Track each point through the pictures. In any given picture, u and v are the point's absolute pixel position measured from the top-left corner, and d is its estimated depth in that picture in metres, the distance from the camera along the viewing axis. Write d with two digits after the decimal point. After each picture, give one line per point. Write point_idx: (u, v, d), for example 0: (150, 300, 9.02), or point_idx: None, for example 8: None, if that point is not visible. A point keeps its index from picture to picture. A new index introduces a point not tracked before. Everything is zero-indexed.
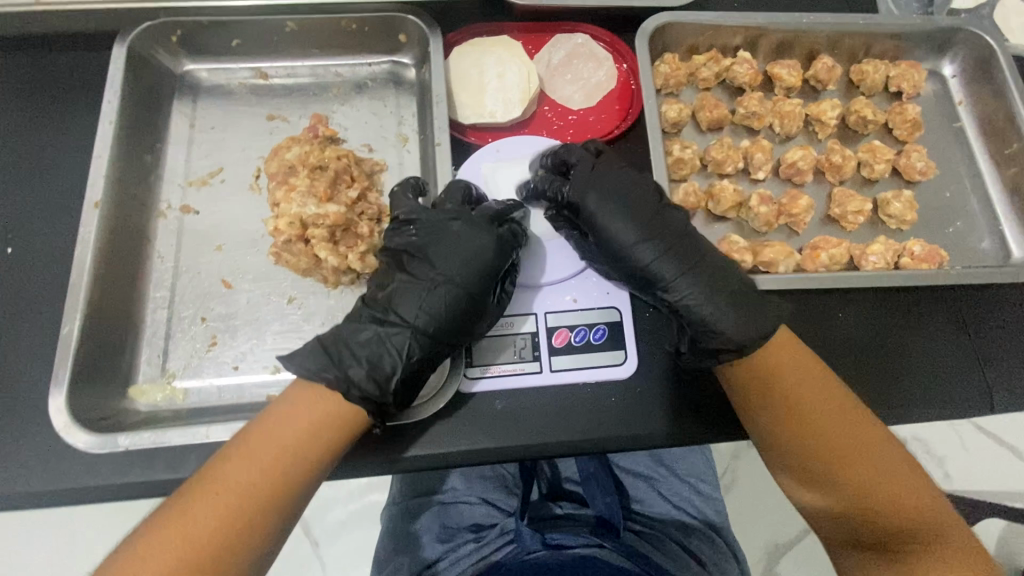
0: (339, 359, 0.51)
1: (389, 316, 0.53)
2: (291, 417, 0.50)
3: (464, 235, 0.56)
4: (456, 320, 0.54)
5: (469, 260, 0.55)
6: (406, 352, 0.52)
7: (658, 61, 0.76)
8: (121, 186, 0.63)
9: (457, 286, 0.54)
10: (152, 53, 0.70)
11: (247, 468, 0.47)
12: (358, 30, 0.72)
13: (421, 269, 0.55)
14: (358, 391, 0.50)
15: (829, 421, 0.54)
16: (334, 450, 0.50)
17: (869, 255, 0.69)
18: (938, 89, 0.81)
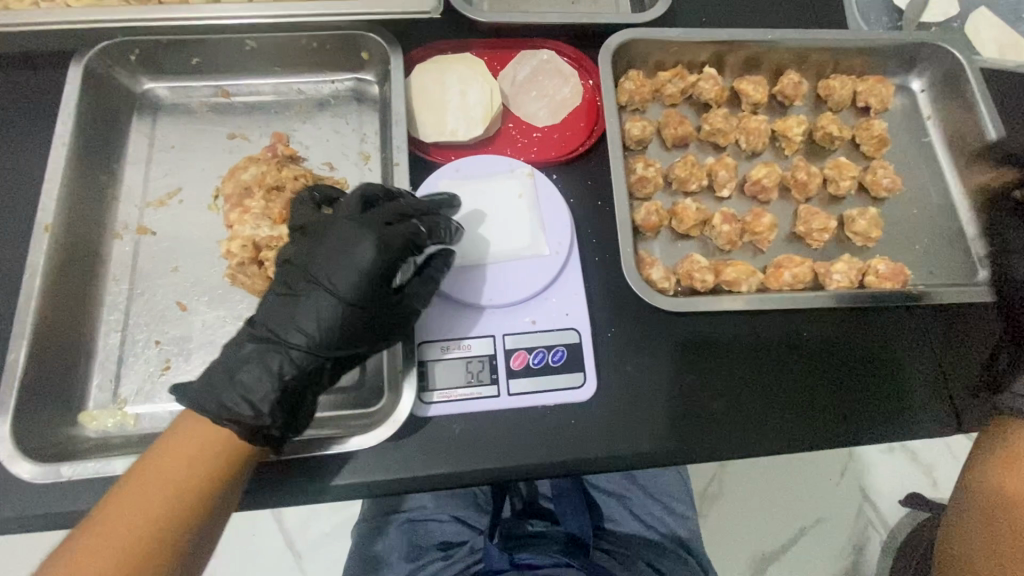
0: (217, 384, 0.50)
1: (266, 335, 0.52)
2: (177, 454, 0.50)
3: (347, 245, 0.53)
4: (337, 334, 0.52)
5: (349, 273, 0.52)
6: (280, 372, 0.50)
7: (623, 77, 0.76)
8: (74, 208, 0.62)
9: (338, 300, 0.52)
10: (110, 73, 0.69)
11: (136, 510, 0.47)
12: (319, 47, 0.71)
13: (304, 285, 0.53)
14: (229, 416, 0.49)
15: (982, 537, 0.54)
16: (229, 476, 0.51)
17: (833, 273, 0.68)
18: (907, 104, 0.81)
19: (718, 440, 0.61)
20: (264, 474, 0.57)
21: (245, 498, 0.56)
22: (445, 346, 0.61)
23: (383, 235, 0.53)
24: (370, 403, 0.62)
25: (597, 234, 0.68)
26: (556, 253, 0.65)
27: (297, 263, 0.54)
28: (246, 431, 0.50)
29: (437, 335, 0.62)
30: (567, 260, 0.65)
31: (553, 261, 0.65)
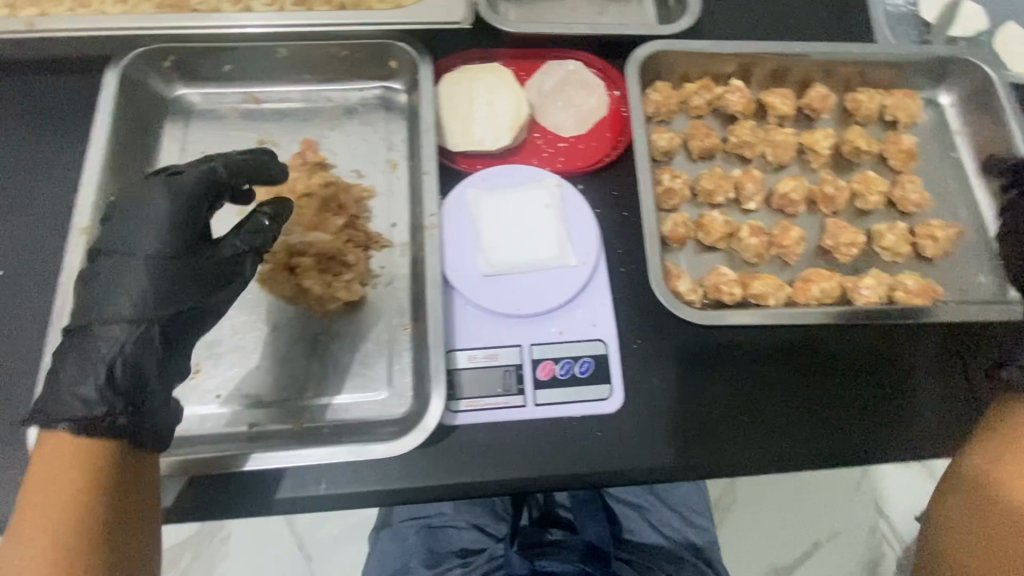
0: (50, 388, 0.50)
1: (91, 323, 0.52)
2: (44, 480, 0.48)
3: (139, 214, 0.55)
4: (157, 304, 0.52)
5: (150, 233, 0.55)
6: (113, 347, 0.50)
7: (650, 88, 0.76)
8: (108, 210, 0.63)
9: (150, 260, 0.53)
10: (145, 78, 0.70)
11: (35, 539, 0.46)
12: (349, 56, 0.72)
13: (120, 264, 0.54)
14: (63, 417, 0.48)
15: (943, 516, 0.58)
16: (103, 474, 0.49)
17: (862, 288, 0.67)
18: (936, 118, 0.80)
19: (744, 454, 0.61)
20: (291, 478, 0.57)
21: (271, 503, 0.57)
22: (472, 354, 0.62)
23: (171, 184, 0.55)
24: (396, 409, 0.62)
25: (623, 245, 0.68)
26: (583, 264, 0.65)
27: (110, 249, 0.54)
28: (80, 423, 0.48)
29: (464, 344, 0.62)
30: (594, 271, 0.66)
31: (580, 273, 0.65)
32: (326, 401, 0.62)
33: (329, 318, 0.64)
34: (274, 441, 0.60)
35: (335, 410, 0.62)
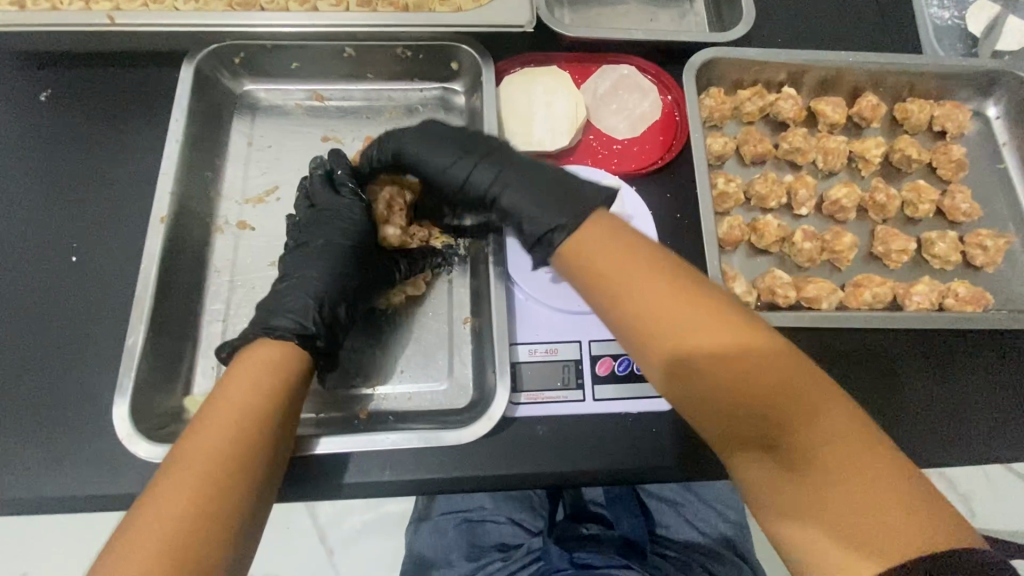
0: (263, 317, 0.56)
1: (295, 275, 0.59)
2: (235, 379, 0.49)
3: (335, 211, 0.64)
4: (352, 269, 0.61)
5: (332, 221, 0.63)
6: (319, 290, 0.58)
7: (704, 94, 0.77)
8: (183, 200, 0.66)
9: (340, 240, 0.62)
10: (217, 74, 0.73)
11: (212, 430, 0.45)
12: (412, 57, 0.74)
13: (309, 240, 0.62)
14: (275, 329, 0.54)
15: (737, 359, 0.45)
16: (288, 391, 0.51)
17: (913, 294, 0.69)
18: (982, 130, 0.81)
19: None
20: (358, 464, 0.59)
21: (338, 487, 0.58)
22: (533, 349, 0.63)
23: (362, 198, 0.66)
24: (458, 401, 0.64)
25: (678, 247, 0.70)
26: None
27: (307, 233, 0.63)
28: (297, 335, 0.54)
29: (526, 338, 0.64)
30: None
31: None
32: (390, 391, 0.64)
33: (394, 310, 0.67)
34: (341, 427, 0.62)
35: (398, 399, 0.64)
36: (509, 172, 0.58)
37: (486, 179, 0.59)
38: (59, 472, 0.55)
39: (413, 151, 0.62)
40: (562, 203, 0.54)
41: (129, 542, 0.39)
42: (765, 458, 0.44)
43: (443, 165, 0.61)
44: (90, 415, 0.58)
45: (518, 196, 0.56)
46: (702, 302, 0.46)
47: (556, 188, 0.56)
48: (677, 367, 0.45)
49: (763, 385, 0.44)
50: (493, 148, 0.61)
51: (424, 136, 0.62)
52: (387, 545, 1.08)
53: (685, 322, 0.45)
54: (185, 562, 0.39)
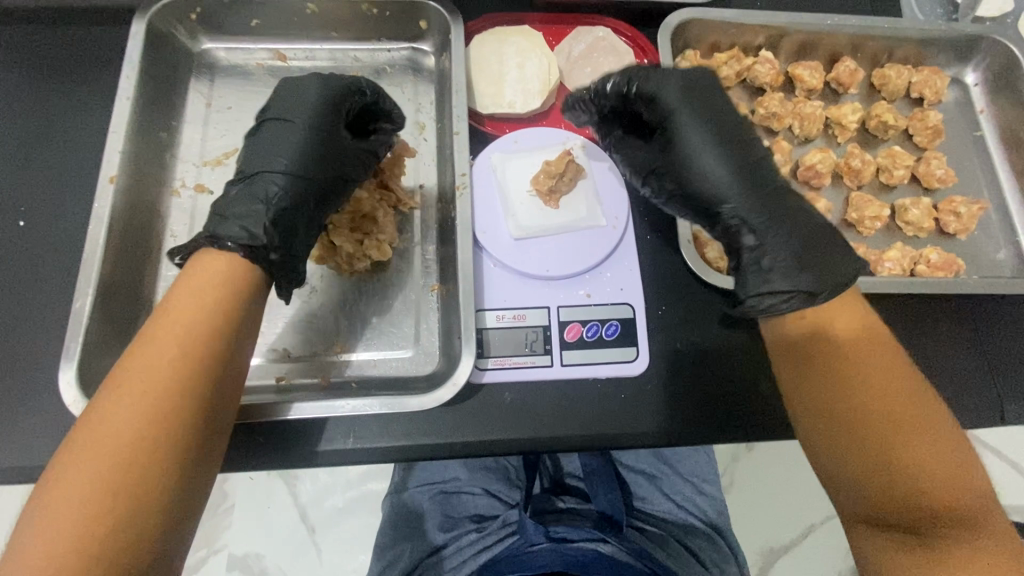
0: (210, 226, 0.50)
1: (252, 174, 0.54)
2: (185, 294, 0.46)
3: (298, 92, 0.59)
4: (314, 158, 0.56)
5: (301, 109, 0.58)
6: (272, 195, 0.53)
7: (680, 57, 0.75)
8: (136, 161, 0.63)
9: (301, 133, 0.57)
10: (171, 31, 0.69)
11: (150, 355, 0.43)
12: (378, 14, 0.71)
13: (274, 129, 0.57)
14: (227, 237, 0.49)
15: (868, 383, 0.49)
16: (243, 308, 0.48)
17: (885, 261, 0.69)
18: (959, 97, 0.80)
19: (766, 419, 0.61)
20: (319, 431, 0.57)
21: (301, 457, 0.57)
22: (500, 315, 0.62)
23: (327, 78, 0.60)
24: (423, 367, 0.63)
25: (650, 212, 0.68)
26: (613, 229, 0.65)
27: (269, 116, 0.58)
28: (247, 248, 0.49)
29: (493, 304, 0.63)
30: (623, 238, 0.66)
31: (612, 236, 0.65)
32: (353, 358, 0.62)
33: (359, 277, 0.65)
34: (301, 394, 0.60)
35: (364, 366, 0.62)
36: (764, 193, 0.55)
37: (733, 191, 0.55)
38: (5, 442, 0.54)
39: (676, 116, 0.57)
40: (811, 268, 0.52)
41: (64, 472, 0.39)
42: (889, 530, 0.47)
43: (707, 170, 0.55)
44: (37, 384, 0.55)
45: (775, 243, 0.53)
46: (857, 325, 0.52)
47: (817, 244, 0.53)
48: (861, 433, 0.48)
49: (937, 466, 0.46)
50: (751, 164, 0.56)
51: (696, 101, 0.57)
52: (366, 524, 1.06)
53: (899, 400, 0.48)
54: (131, 491, 0.39)
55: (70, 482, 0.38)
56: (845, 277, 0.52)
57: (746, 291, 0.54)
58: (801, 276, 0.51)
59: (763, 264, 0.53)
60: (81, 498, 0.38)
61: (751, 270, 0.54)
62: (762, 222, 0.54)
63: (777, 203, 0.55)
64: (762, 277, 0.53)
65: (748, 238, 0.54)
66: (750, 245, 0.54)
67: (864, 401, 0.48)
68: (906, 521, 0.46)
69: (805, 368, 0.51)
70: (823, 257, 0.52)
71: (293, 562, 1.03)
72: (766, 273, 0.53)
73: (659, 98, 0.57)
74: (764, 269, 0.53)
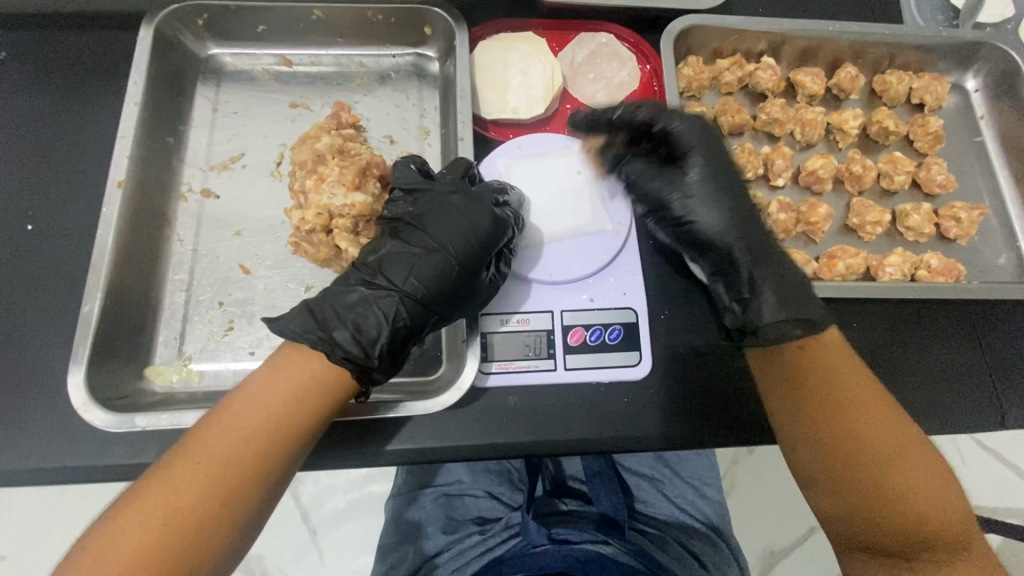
0: (327, 322, 0.51)
1: (378, 281, 0.54)
2: (270, 385, 0.49)
3: (459, 208, 0.57)
4: (451, 289, 0.55)
5: (453, 230, 0.56)
6: (392, 315, 0.52)
7: (682, 63, 0.76)
8: (143, 167, 0.64)
9: (449, 261, 0.54)
10: (178, 36, 0.70)
11: (221, 442, 0.46)
12: (383, 21, 0.71)
13: (413, 238, 0.56)
14: (342, 351, 0.50)
15: (857, 426, 0.52)
16: (324, 418, 0.50)
17: (886, 266, 0.70)
18: (959, 103, 0.80)
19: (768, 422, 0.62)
20: (324, 433, 0.58)
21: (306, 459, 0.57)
22: (504, 319, 0.63)
23: (498, 213, 0.58)
24: (427, 370, 0.63)
25: None
26: (616, 233, 0.66)
27: (410, 217, 0.57)
28: (359, 371, 0.51)
29: (497, 308, 0.63)
30: (626, 242, 0.66)
31: (616, 241, 0.66)
32: None
33: None
34: None
35: None
36: (754, 233, 0.57)
37: (721, 225, 0.57)
38: (12, 444, 0.54)
39: (693, 157, 0.59)
40: (798, 309, 0.54)
41: (114, 532, 0.42)
42: (882, 556, 0.51)
43: (703, 214, 0.58)
44: (47, 386, 0.56)
45: (768, 282, 0.55)
46: (844, 367, 0.54)
47: (801, 289, 0.55)
48: (855, 473, 0.51)
49: (917, 491, 0.50)
50: (741, 206, 0.58)
51: (710, 152, 0.60)
52: (369, 526, 1.06)
53: (885, 439, 0.52)
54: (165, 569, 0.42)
55: (117, 543, 0.42)
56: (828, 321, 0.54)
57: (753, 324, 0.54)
58: (779, 298, 0.54)
59: (756, 294, 0.54)
60: (121, 561, 0.41)
61: (742, 296, 0.55)
62: (749, 258, 0.56)
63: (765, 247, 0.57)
64: (763, 310, 0.54)
65: (743, 275, 0.55)
66: (738, 280, 0.55)
67: (861, 443, 0.51)
68: (896, 548, 0.50)
69: (795, 411, 0.54)
70: (807, 300, 0.55)
71: (295, 563, 1.03)
72: (762, 310, 0.54)
73: (678, 140, 0.60)
74: (755, 299, 0.54)
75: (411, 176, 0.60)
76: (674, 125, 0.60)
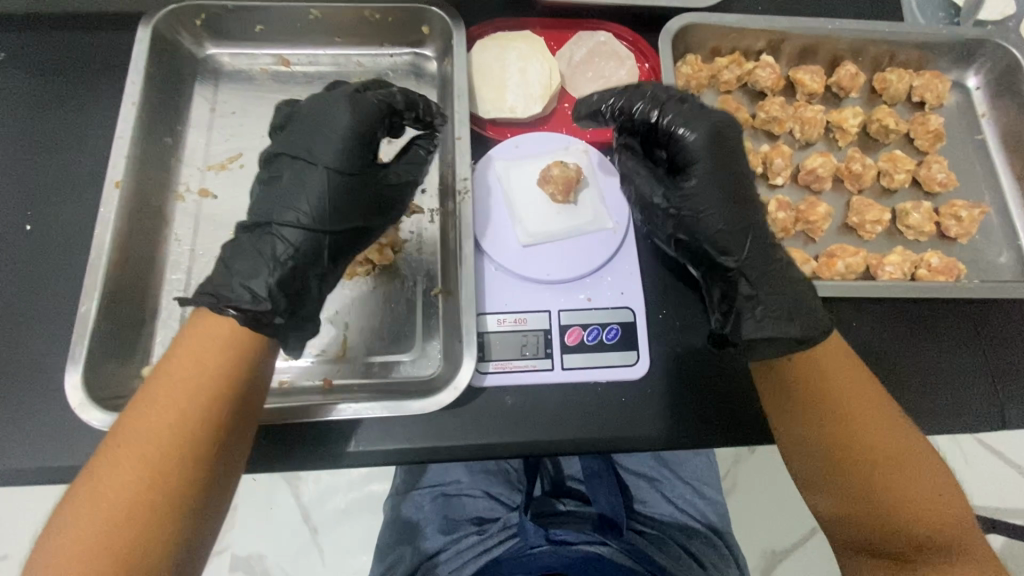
0: (216, 280, 0.50)
1: (263, 223, 0.52)
2: (188, 341, 0.48)
3: (319, 119, 0.55)
4: (337, 203, 0.54)
5: (329, 141, 0.54)
6: (278, 250, 0.51)
7: (680, 61, 0.75)
8: (141, 167, 0.64)
9: (329, 169, 0.53)
10: (176, 37, 0.70)
11: (158, 403, 0.45)
12: (381, 20, 0.71)
13: (290, 165, 0.54)
14: (234, 304, 0.48)
15: (853, 424, 0.52)
16: (244, 370, 0.48)
17: (885, 265, 0.69)
18: (960, 101, 0.80)
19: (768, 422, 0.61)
20: (321, 434, 0.58)
21: (304, 459, 0.57)
22: (501, 318, 0.63)
23: (359, 100, 0.56)
24: (425, 370, 0.63)
25: None
26: (614, 232, 0.66)
27: (284, 150, 0.55)
28: (250, 316, 0.48)
29: (494, 308, 0.63)
30: (624, 241, 0.66)
31: (613, 240, 0.66)
32: (356, 360, 0.63)
33: (361, 280, 0.65)
34: (304, 397, 0.61)
35: (366, 369, 0.63)
36: (759, 242, 0.56)
37: (728, 237, 0.55)
38: (10, 444, 0.54)
39: (701, 164, 0.57)
40: (799, 318, 0.53)
41: (76, 516, 0.42)
42: (877, 557, 0.51)
43: (710, 223, 0.56)
44: (45, 386, 0.56)
45: (770, 294, 0.54)
46: (844, 368, 0.54)
47: (795, 291, 0.54)
48: (850, 471, 0.51)
49: (916, 493, 0.50)
50: (748, 215, 0.56)
51: (718, 158, 0.57)
52: (369, 525, 1.06)
53: (880, 438, 0.51)
54: (135, 535, 0.41)
55: (80, 525, 0.41)
56: (824, 325, 0.53)
57: (741, 332, 0.53)
58: (790, 320, 0.53)
59: (755, 311, 0.53)
60: (88, 538, 0.41)
61: (744, 313, 0.54)
62: (757, 271, 0.54)
63: (770, 256, 0.56)
64: (756, 323, 0.53)
65: (743, 288, 0.55)
66: (742, 291, 0.55)
67: (857, 441, 0.51)
68: (891, 546, 0.50)
69: (792, 410, 0.54)
70: (806, 306, 0.53)
71: (295, 563, 1.04)
72: (758, 321, 0.53)
73: (688, 145, 0.57)
74: (758, 316, 0.53)
75: (283, 114, 0.59)
76: (685, 123, 0.57)
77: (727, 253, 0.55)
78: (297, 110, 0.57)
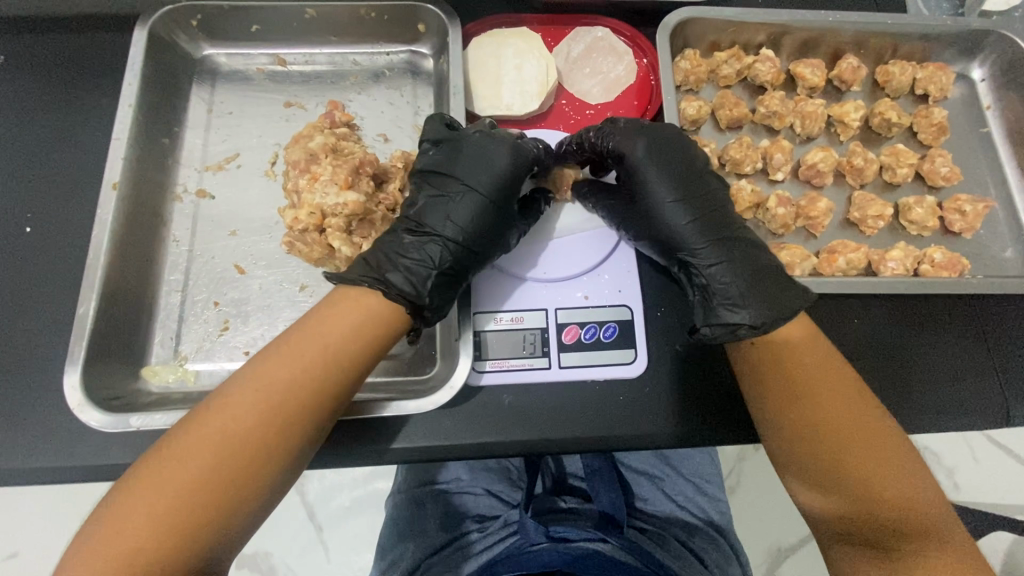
0: (379, 268, 0.53)
1: (423, 227, 0.56)
2: (327, 317, 0.50)
3: (483, 150, 0.58)
4: (487, 226, 0.57)
5: (488, 173, 0.57)
6: (438, 257, 0.54)
7: (679, 56, 0.74)
8: (138, 168, 0.64)
9: (484, 198, 0.57)
10: (172, 38, 0.70)
11: (282, 372, 0.47)
12: (376, 18, 0.71)
13: (450, 186, 0.58)
14: (399, 292, 0.52)
15: (836, 415, 0.51)
16: (375, 349, 0.51)
17: (887, 261, 0.68)
18: (965, 94, 0.79)
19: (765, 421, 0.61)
20: None
21: None
22: (498, 317, 0.62)
23: (519, 143, 0.59)
24: (423, 370, 0.63)
25: None
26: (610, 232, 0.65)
27: (444, 168, 0.58)
28: (414, 307, 0.53)
29: (491, 307, 0.63)
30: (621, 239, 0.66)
31: (609, 239, 0.65)
32: None
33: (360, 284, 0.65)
34: None
35: None
36: (716, 236, 0.57)
37: (685, 233, 0.57)
38: (11, 443, 0.55)
39: (642, 171, 0.59)
40: (763, 298, 0.54)
41: (178, 453, 0.44)
42: (861, 548, 0.50)
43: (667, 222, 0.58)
44: (44, 386, 0.57)
45: (731, 282, 0.55)
46: (824, 360, 0.54)
47: (767, 280, 0.55)
48: (836, 464, 0.50)
49: (900, 482, 0.49)
50: (709, 209, 0.58)
51: (661, 165, 0.58)
52: (373, 523, 1.07)
53: (862, 429, 0.51)
54: (219, 489, 0.43)
55: (180, 462, 0.43)
56: (792, 304, 0.53)
57: (702, 321, 0.55)
58: (752, 300, 0.54)
59: (714, 301, 0.55)
60: (184, 479, 0.43)
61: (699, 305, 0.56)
62: (716, 264, 0.56)
63: (737, 246, 0.56)
64: (714, 308, 0.55)
65: (697, 278, 0.57)
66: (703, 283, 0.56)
67: (840, 431, 0.51)
68: (876, 536, 0.49)
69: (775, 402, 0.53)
70: (771, 287, 0.54)
71: (300, 560, 1.04)
72: (717, 306, 0.55)
73: (624, 156, 0.59)
74: (711, 304, 0.55)
75: (437, 128, 0.61)
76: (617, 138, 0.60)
77: (688, 249, 0.57)
78: (459, 136, 0.60)
